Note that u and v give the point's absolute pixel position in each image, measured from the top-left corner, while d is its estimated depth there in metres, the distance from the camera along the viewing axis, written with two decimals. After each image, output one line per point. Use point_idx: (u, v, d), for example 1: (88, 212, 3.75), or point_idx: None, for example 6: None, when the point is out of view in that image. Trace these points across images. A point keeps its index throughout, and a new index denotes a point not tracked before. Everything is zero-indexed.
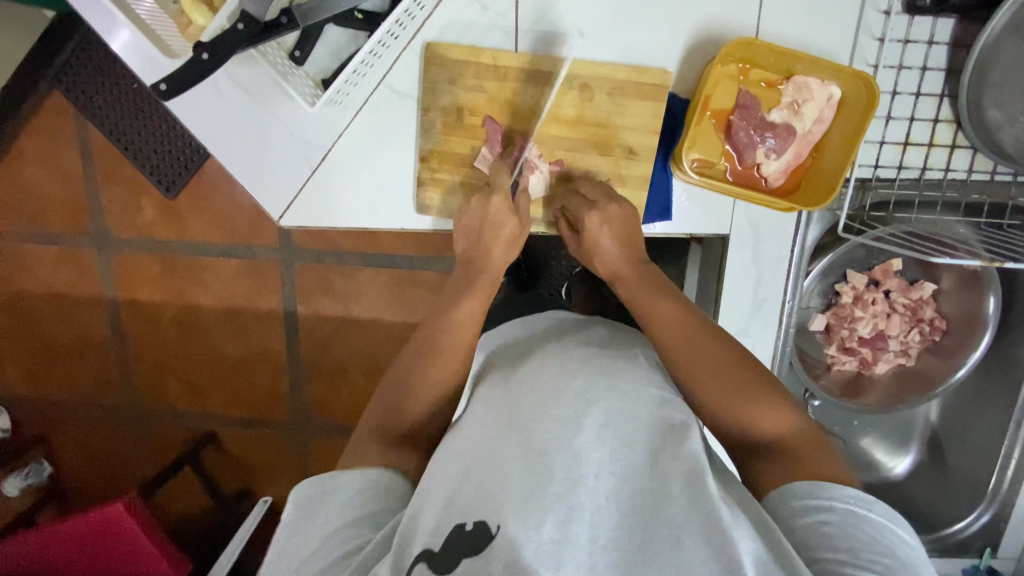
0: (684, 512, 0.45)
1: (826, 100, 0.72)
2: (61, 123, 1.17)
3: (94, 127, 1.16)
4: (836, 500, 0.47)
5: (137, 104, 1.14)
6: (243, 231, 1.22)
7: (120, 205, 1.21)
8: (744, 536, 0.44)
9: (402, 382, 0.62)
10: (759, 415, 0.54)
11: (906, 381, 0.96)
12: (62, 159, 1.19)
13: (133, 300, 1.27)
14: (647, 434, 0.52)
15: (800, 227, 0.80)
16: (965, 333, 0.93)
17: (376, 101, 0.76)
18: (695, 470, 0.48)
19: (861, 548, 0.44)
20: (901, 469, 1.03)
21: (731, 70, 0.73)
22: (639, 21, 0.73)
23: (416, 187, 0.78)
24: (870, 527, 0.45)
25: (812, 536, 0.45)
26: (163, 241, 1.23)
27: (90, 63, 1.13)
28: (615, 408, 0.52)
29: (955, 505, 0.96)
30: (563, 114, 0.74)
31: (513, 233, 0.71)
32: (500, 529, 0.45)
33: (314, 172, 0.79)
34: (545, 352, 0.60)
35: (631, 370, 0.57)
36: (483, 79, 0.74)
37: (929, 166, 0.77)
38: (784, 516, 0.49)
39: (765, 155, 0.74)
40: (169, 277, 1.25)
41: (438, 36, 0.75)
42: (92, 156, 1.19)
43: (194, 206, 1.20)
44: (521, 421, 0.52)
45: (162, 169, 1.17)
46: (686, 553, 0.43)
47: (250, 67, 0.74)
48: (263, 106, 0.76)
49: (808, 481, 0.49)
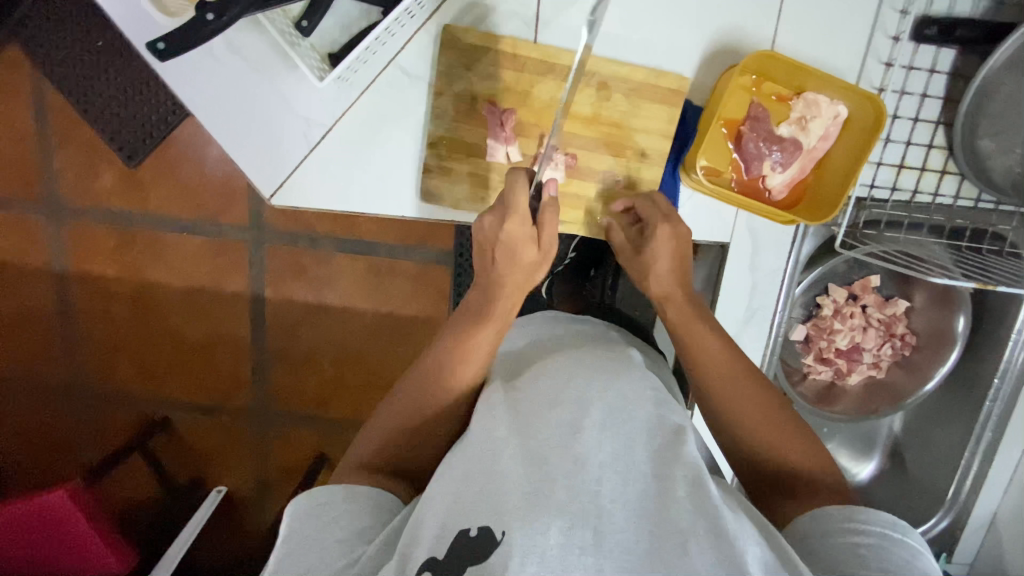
0: (690, 518, 0.45)
1: (832, 118, 0.73)
2: (13, 76, 1.08)
3: (52, 86, 1.08)
4: (872, 525, 0.50)
5: (104, 63, 1.05)
6: (212, 207, 1.15)
7: (76, 171, 1.13)
8: (750, 543, 0.45)
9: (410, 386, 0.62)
10: (792, 443, 0.59)
11: (877, 393, 1.01)
12: (13, 118, 1.10)
13: (84, 274, 1.18)
14: (647, 438, 0.51)
15: (797, 240, 0.82)
16: (933, 349, 0.98)
17: (385, 82, 0.73)
18: (696, 475, 0.48)
19: (896, 570, 0.46)
20: (864, 476, 1.09)
21: (745, 80, 0.74)
22: (659, 24, 0.73)
23: (421, 175, 0.76)
24: (902, 552, 0.48)
25: (847, 554, 0.48)
26: (121, 211, 1.15)
27: (51, 13, 1.03)
28: (614, 407, 0.52)
29: (918, 511, 1.01)
30: (578, 111, 0.73)
31: (534, 260, 0.65)
32: (505, 535, 0.43)
33: (311, 151, 0.75)
34: (542, 358, 0.60)
35: (631, 373, 0.57)
36: (501, 68, 0.72)
37: (919, 190, 0.80)
38: (819, 537, 0.51)
39: (771, 168, 0.75)
40: (124, 252, 1.17)
41: (456, 20, 0.72)
42: (47, 116, 1.10)
43: (159, 179, 1.13)
44: (518, 420, 0.52)
45: (125, 135, 1.10)
46: (694, 560, 0.42)
47: (252, 34, 0.70)
48: (264, 76, 0.72)
49: (843, 506, 0.52)
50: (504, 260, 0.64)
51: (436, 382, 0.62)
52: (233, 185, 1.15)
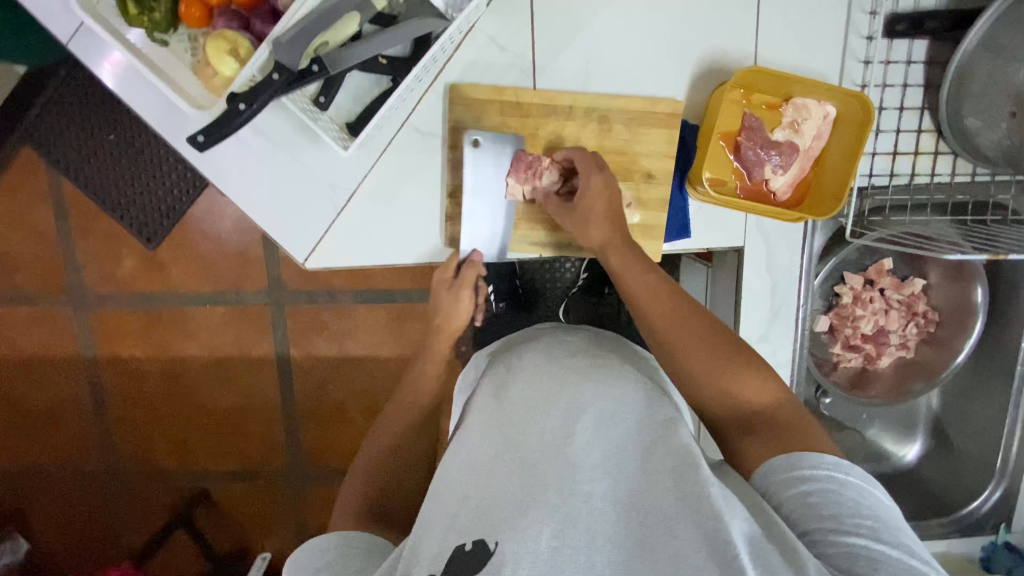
0: (677, 504, 0.51)
1: (823, 118, 0.78)
2: (32, 179, 1.14)
3: (68, 182, 1.14)
4: (817, 470, 0.53)
5: (116, 156, 1.12)
6: (230, 276, 1.20)
7: (99, 259, 1.18)
8: (734, 518, 0.49)
9: (381, 445, 0.79)
10: (740, 383, 0.63)
11: (910, 372, 1.03)
12: (36, 219, 1.16)
13: (114, 357, 1.23)
14: (637, 437, 0.58)
15: (807, 235, 0.85)
16: (958, 323, 1.00)
17: (401, 141, 0.78)
18: (682, 465, 0.54)
19: (846, 513, 0.50)
20: (911, 456, 1.09)
21: (735, 95, 0.79)
22: (647, 56, 0.78)
23: (445, 224, 0.81)
24: (849, 493, 0.51)
25: (800, 507, 0.52)
26: (145, 293, 1.20)
27: (63, 116, 1.10)
28: (607, 413, 0.60)
29: (969, 484, 1.02)
30: (582, 145, 0.78)
31: (459, 309, 0.83)
32: (499, 546, 0.49)
33: (340, 214, 0.80)
34: (541, 365, 0.67)
35: (620, 377, 0.64)
36: (507, 116, 0.78)
37: (917, 172, 0.84)
38: (772, 490, 0.55)
39: (772, 172, 0.79)
40: (152, 331, 1.22)
41: (461, 77, 0.77)
42: (67, 212, 1.16)
43: (178, 256, 1.19)
44: (516, 429, 0.60)
45: (143, 220, 1.16)
46: (682, 541, 0.48)
47: (276, 115, 0.76)
48: (288, 152, 0.77)
49: (787, 455, 0.56)
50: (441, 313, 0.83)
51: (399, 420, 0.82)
52: (248, 252, 1.20)
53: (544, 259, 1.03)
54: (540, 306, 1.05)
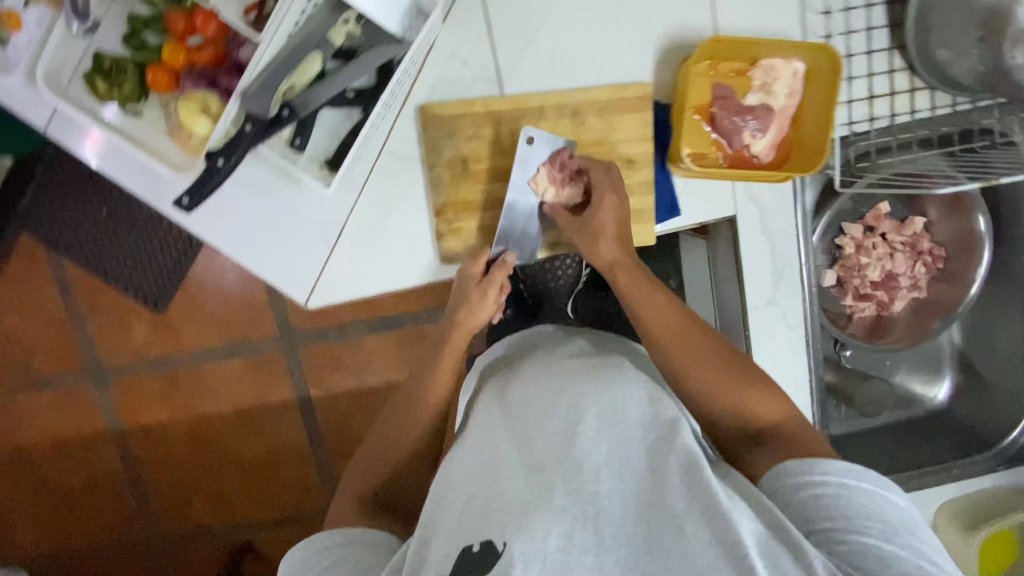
0: (684, 501, 0.54)
1: (792, 75, 0.78)
2: (34, 265, 1.16)
3: (68, 262, 1.16)
4: (829, 475, 0.58)
5: (110, 228, 1.14)
6: (240, 327, 1.21)
7: (110, 333, 1.20)
8: (745, 519, 0.52)
9: (389, 439, 0.75)
10: (758, 402, 0.66)
11: (926, 311, 1.02)
12: (44, 303, 1.18)
13: (140, 426, 1.24)
14: (641, 434, 0.62)
15: (798, 193, 0.84)
16: (967, 256, 0.99)
17: (381, 168, 0.80)
18: (689, 462, 0.57)
19: (856, 514, 0.55)
20: (943, 395, 1.08)
21: (701, 68, 0.78)
22: (607, 45, 0.78)
23: (436, 241, 0.81)
24: (861, 496, 0.56)
25: (814, 508, 0.57)
26: (160, 358, 1.22)
27: (52, 199, 1.12)
28: (609, 411, 0.64)
29: (1004, 416, 1.00)
30: (559, 142, 0.79)
31: (490, 307, 0.76)
32: (506, 547, 0.53)
33: (333, 249, 0.81)
34: (550, 373, 0.70)
35: (623, 377, 0.68)
36: (480, 128, 0.78)
37: (897, 112, 0.83)
38: (785, 490, 0.60)
39: (751, 136, 0.79)
40: (172, 394, 1.23)
41: (429, 97, 0.78)
42: (71, 291, 1.18)
43: (186, 316, 1.20)
44: (521, 434, 0.64)
45: (146, 287, 1.17)
46: (690, 539, 0.52)
47: (253, 164, 0.77)
48: (272, 197, 0.78)
49: (801, 461, 0.60)
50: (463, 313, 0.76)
51: (410, 418, 0.75)
52: (254, 301, 1.22)
53: (546, 261, 1.02)
54: (547, 310, 1.04)
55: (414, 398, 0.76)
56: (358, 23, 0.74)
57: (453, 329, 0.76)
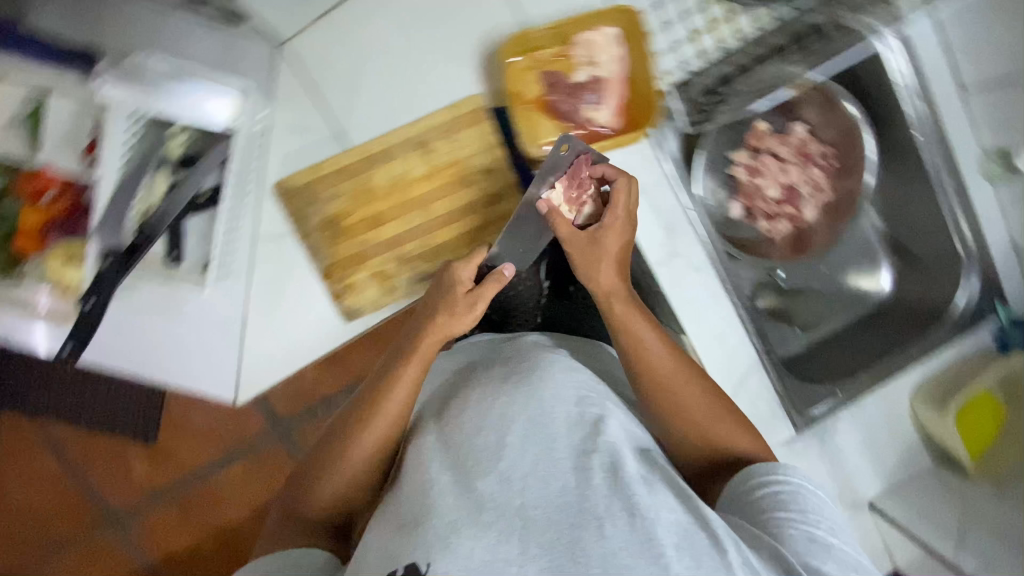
0: (605, 501, 0.58)
1: (609, 41, 0.80)
2: (23, 436, 1.21)
3: (54, 424, 1.20)
4: (790, 477, 0.67)
5: (78, 381, 1.18)
6: (231, 432, 1.23)
7: (112, 477, 1.22)
8: (661, 512, 0.58)
9: (333, 456, 0.73)
10: (733, 433, 0.73)
11: (836, 209, 1.04)
12: (44, 470, 1.21)
13: (167, 555, 1.24)
14: (569, 437, 0.66)
15: (660, 146, 0.85)
16: (851, 144, 1.01)
17: (258, 255, 0.81)
18: (611, 464, 0.62)
19: (808, 511, 0.63)
20: (886, 284, 1.08)
21: (522, 62, 0.80)
22: (430, 70, 0.80)
23: (335, 302, 0.83)
24: (811, 497, 0.65)
25: (772, 502, 0.65)
26: (165, 486, 1.23)
27: (19, 371, 1.17)
28: (535, 421, 0.66)
29: (943, 285, 1.01)
30: (416, 174, 0.81)
31: (472, 312, 0.73)
32: (431, 567, 0.55)
33: (244, 343, 0.83)
34: (489, 390, 0.71)
35: (551, 384, 0.70)
36: (337, 186, 0.80)
37: (726, 41, 0.84)
38: (748, 489, 0.68)
39: (592, 109, 0.82)
40: (187, 517, 1.23)
41: (281, 174, 0.81)
42: (64, 450, 1.21)
43: (176, 437, 1.22)
44: (455, 452, 0.66)
45: (131, 424, 1.20)
46: (608, 539, 0.56)
47: (137, 292, 0.80)
48: (171, 315, 0.81)
49: (769, 464, 0.68)
50: (436, 317, 0.73)
51: (357, 437, 0.72)
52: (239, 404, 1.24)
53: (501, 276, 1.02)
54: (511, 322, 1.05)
55: (368, 413, 0.71)
56: (189, 132, 0.77)
57: (416, 339, 0.73)
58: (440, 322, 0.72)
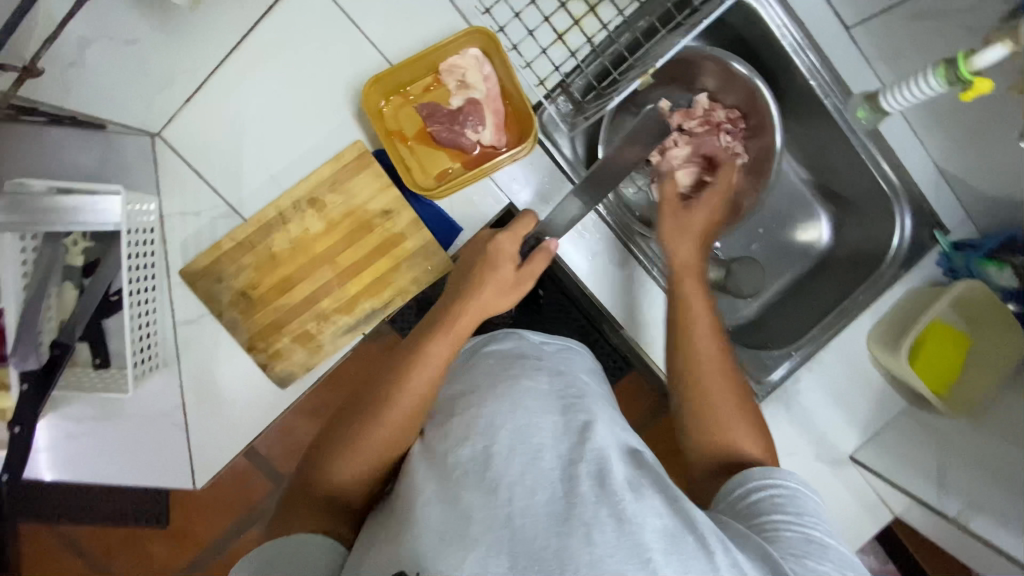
0: (592, 507, 0.49)
1: (473, 62, 0.80)
2: (43, 540, 1.19)
3: (69, 523, 1.19)
4: (787, 480, 0.58)
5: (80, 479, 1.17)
6: (240, 500, 1.19)
7: (134, 564, 1.20)
8: (647, 517, 0.48)
9: (364, 420, 0.60)
10: (741, 436, 0.66)
11: (758, 168, 1.00)
12: (70, 568, 1.20)
13: None
14: (558, 445, 0.55)
15: (552, 149, 0.85)
16: (755, 107, 0.97)
17: (182, 341, 0.83)
18: (600, 473, 0.52)
19: (806, 515, 0.55)
20: (825, 234, 1.08)
21: (398, 101, 0.82)
22: (307, 129, 0.81)
23: (265, 372, 0.84)
24: (808, 501, 0.56)
25: (767, 506, 0.56)
26: (187, 563, 1.20)
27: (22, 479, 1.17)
28: (521, 431, 0.55)
29: (882, 226, 0.98)
30: (315, 231, 0.81)
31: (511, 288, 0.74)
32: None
33: (187, 429, 0.85)
34: (468, 396, 0.61)
35: (531, 388, 0.61)
36: (240, 259, 0.81)
37: (591, 35, 0.85)
38: (739, 494, 0.59)
39: (474, 132, 0.81)
40: None
41: (186, 258, 0.82)
42: (83, 546, 1.19)
43: (190, 510, 1.19)
44: (434, 461, 0.56)
45: (142, 509, 1.18)
46: (596, 548, 0.46)
47: (73, 403, 0.83)
48: (114, 416, 0.84)
49: (763, 467, 0.60)
50: (479, 282, 0.73)
51: (391, 399, 0.61)
52: (242, 465, 1.17)
53: None
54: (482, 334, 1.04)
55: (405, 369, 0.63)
56: (87, 238, 0.77)
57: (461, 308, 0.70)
58: (490, 291, 0.73)
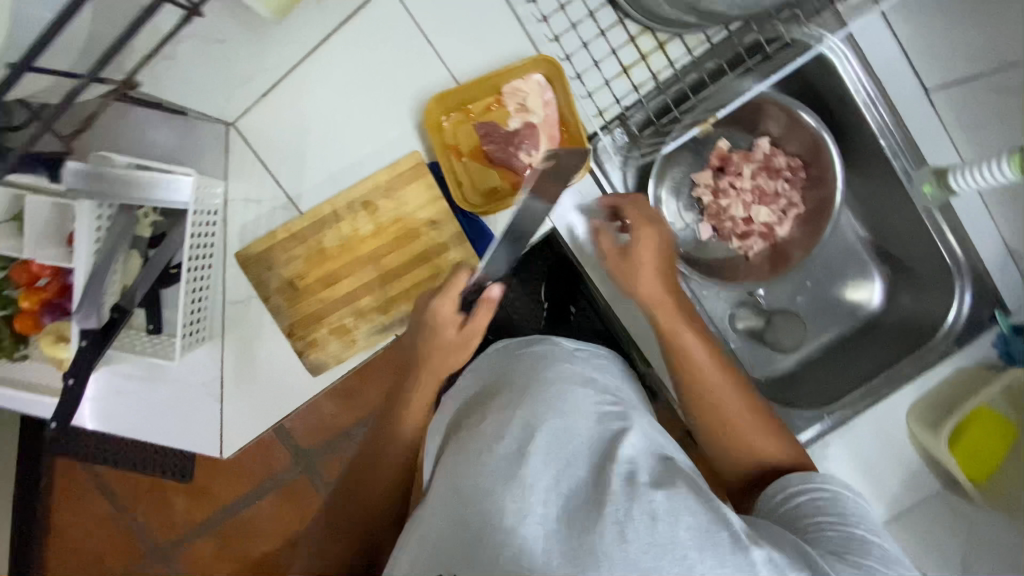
0: (627, 508, 0.50)
1: (537, 88, 0.81)
2: (76, 479, 1.29)
3: (102, 466, 1.28)
4: (829, 483, 0.62)
5: None
6: (260, 468, 1.25)
7: (155, 515, 1.28)
8: (680, 514, 0.49)
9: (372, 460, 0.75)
10: (759, 446, 0.71)
11: (813, 220, 0.97)
12: (97, 509, 1.29)
13: None
14: (589, 451, 0.57)
15: (603, 178, 0.86)
16: (818, 157, 0.94)
17: (229, 318, 0.87)
18: (631, 474, 0.53)
19: (850, 514, 0.59)
20: (877, 298, 1.03)
21: (457, 117, 0.83)
22: (369, 134, 0.84)
23: (302, 358, 0.87)
24: (852, 501, 0.60)
25: (810, 509, 0.61)
26: (202, 521, 1.27)
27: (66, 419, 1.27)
28: (555, 434, 0.58)
29: (939, 298, 0.93)
30: (364, 232, 0.84)
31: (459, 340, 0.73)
32: None
33: (224, 401, 0.89)
34: (503, 399, 0.64)
35: (567, 392, 0.63)
36: (292, 250, 0.84)
37: (657, 72, 0.85)
38: (783, 498, 0.64)
39: (529, 155, 0.82)
40: (225, 549, 1.27)
41: (242, 242, 0.86)
42: (111, 490, 1.28)
43: (212, 472, 1.26)
44: (471, 454, 0.59)
45: (167, 463, 1.26)
46: (630, 545, 0.48)
47: (127, 361, 0.89)
48: (160, 379, 0.89)
49: (805, 473, 0.65)
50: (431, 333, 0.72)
51: (392, 437, 0.76)
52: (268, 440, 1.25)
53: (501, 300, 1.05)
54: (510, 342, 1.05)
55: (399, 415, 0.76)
56: (156, 212, 0.82)
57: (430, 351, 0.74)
58: (439, 345, 0.72)
